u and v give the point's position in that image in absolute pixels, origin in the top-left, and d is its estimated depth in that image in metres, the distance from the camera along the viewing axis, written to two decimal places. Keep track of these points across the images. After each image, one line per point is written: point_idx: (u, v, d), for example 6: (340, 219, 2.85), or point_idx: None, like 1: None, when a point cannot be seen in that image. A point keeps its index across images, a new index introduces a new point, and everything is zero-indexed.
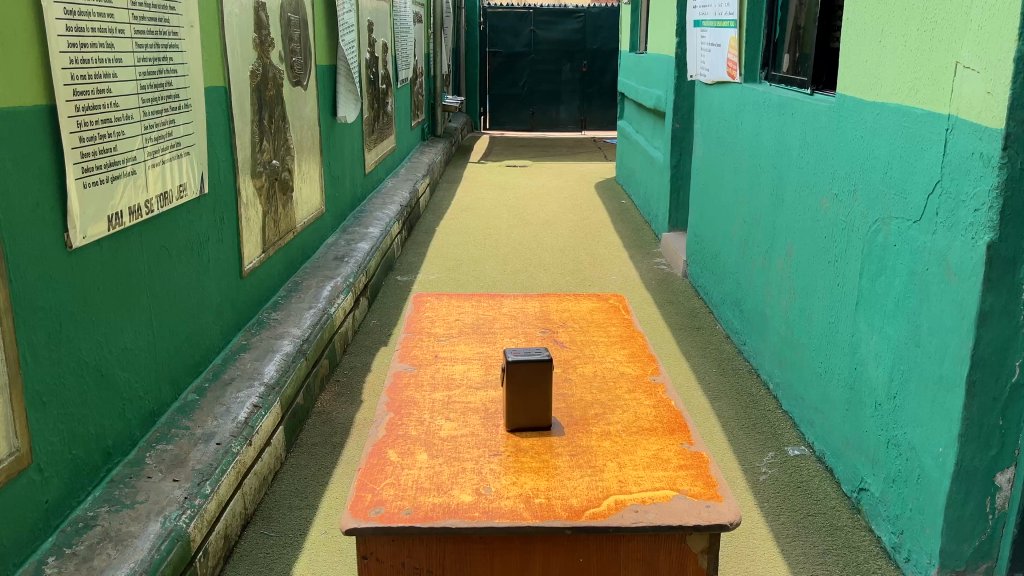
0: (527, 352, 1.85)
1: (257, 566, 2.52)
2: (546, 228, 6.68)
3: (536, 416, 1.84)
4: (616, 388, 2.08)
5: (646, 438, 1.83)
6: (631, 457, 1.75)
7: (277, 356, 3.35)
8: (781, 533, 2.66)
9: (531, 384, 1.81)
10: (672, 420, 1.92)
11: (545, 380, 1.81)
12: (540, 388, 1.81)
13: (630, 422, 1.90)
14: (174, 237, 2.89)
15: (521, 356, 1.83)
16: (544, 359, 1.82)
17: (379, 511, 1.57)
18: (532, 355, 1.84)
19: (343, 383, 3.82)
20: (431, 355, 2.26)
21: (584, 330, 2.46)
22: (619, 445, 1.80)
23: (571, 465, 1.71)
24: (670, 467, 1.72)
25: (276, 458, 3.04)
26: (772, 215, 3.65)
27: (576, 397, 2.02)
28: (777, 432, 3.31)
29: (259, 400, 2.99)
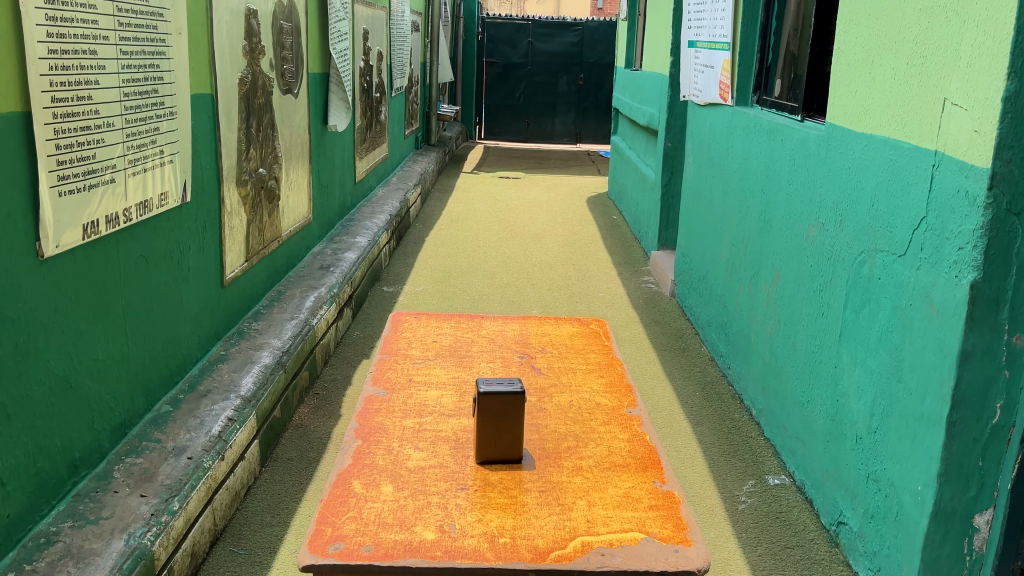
0: (501, 383, 1.82)
1: None
2: (536, 242, 6.66)
3: (507, 449, 1.81)
4: (592, 419, 2.05)
5: (618, 474, 1.80)
6: (602, 495, 1.72)
7: (256, 367, 3.31)
8: (757, 566, 2.63)
9: (503, 415, 1.78)
10: (646, 456, 1.89)
11: (517, 410, 1.78)
12: (512, 419, 1.78)
13: (603, 457, 1.88)
14: (153, 246, 2.86)
15: (494, 386, 1.81)
16: (517, 391, 1.80)
17: (337, 547, 1.53)
18: (505, 386, 1.81)
19: (322, 396, 3.78)
20: (406, 379, 2.23)
21: (563, 356, 2.44)
22: (591, 481, 1.77)
23: (540, 501, 1.68)
24: (642, 508, 1.68)
25: (249, 473, 2.99)
26: (759, 240, 3.63)
27: (552, 428, 1.99)
28: (758, 460, 3.28)
29: (234, 413, 2.95)
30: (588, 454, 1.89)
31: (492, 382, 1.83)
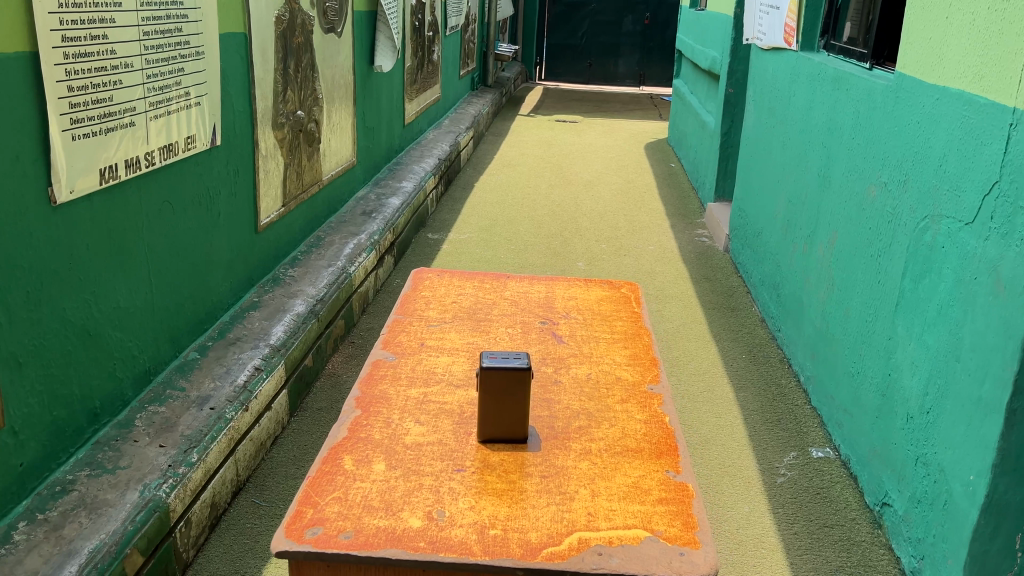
0: (503, 358, 1.71)
1: (243, 537, 2.46)
2: (588, 190, 6.47)
3: (510, 428, 1.71)
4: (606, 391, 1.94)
5: (629, 461, 1.68)
6: (608, 484, 1.61)
7: (288, 316, 3.27)
8: (791, 545, 2.50)
9: (512, 389, 1.67)
10: (662, 441, 1.76)
11: (521, 385, 1.67)
12: (517, 393, 1.67)
13: (615, 440, 1.76)
14: (180, 191, 2.80)
15: (498, 362, 1.68)
16: (523, 366, 1.67)
17: (315, 532, 1.45)
18: (511, 360, 1.70)
19: (358, 345, 3.73)
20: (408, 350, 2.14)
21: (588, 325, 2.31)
22: (599, 467, 1.67)
23: (537, 487, 1.59)
24: (651, 501, 1.57)
25: (277, 423, 2.96)
26: (817, 197, 3.40)
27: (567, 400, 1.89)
28: (803, 431, 3.13)
29: (261, 363, 2.92)
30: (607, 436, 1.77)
31: (494, 357, 1.71)
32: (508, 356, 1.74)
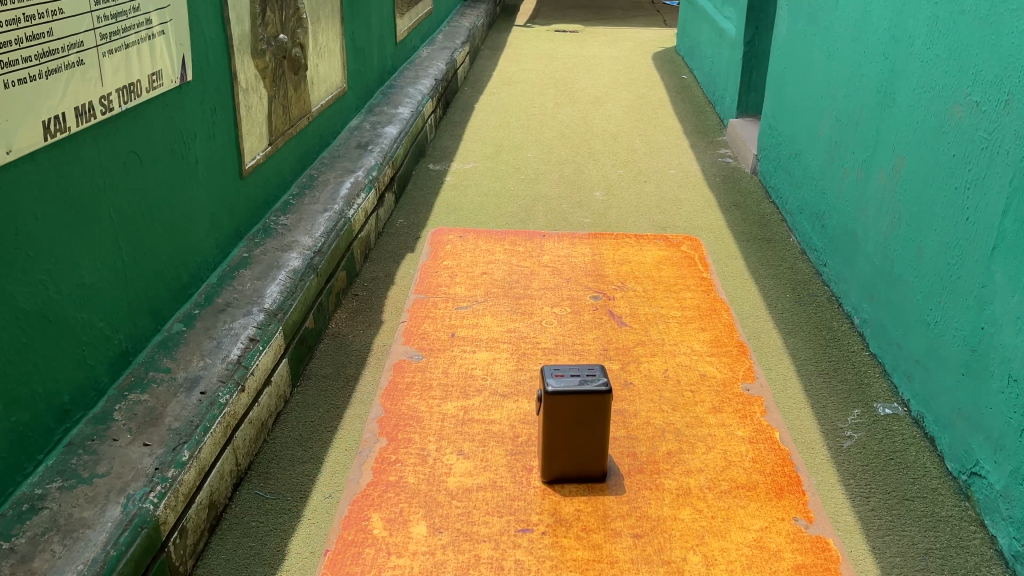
0: (571, 383, 2.16)
1: (248, 540, 2.16)
2: (598, 108, 6.00)
3: (579, 457, 2.24)
4: (699, 405, 2.63)
5: (747, 503, 2.23)
6: (724, 546, 2.08)
7: (283, 274, 2.90)
8: (870, 524, 2.21)
9: (587, 406, 2.16)
10: (778, 467, 2.36)
11: (602, 406, 2.16)
12: (598, 412, 2.17)
13: (719, 469, 2.35)
14: (149, 139, 2.40)
15: (569, 385, 2.16)
16: (603, 388, 2.15)
17: None
18: (584, 374, 2.21)
19: (362, 297, 3.37)
20: (446, 346, 2.95)
21: (644, 267, 3.53)
22: (711, 524, 2.15)
23: (630, 558, 2.03)
24: (784, 540, 2.11)
25: (278, 397, 2.63)
26: (877, 117, 3.01)
27: (665, 421, 2.55)
28: (864, 382, 2.81)
29: (256, 332, 2.57)
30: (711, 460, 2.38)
31: (565, 375, 2.21)
32: (580, 371, 2.22)
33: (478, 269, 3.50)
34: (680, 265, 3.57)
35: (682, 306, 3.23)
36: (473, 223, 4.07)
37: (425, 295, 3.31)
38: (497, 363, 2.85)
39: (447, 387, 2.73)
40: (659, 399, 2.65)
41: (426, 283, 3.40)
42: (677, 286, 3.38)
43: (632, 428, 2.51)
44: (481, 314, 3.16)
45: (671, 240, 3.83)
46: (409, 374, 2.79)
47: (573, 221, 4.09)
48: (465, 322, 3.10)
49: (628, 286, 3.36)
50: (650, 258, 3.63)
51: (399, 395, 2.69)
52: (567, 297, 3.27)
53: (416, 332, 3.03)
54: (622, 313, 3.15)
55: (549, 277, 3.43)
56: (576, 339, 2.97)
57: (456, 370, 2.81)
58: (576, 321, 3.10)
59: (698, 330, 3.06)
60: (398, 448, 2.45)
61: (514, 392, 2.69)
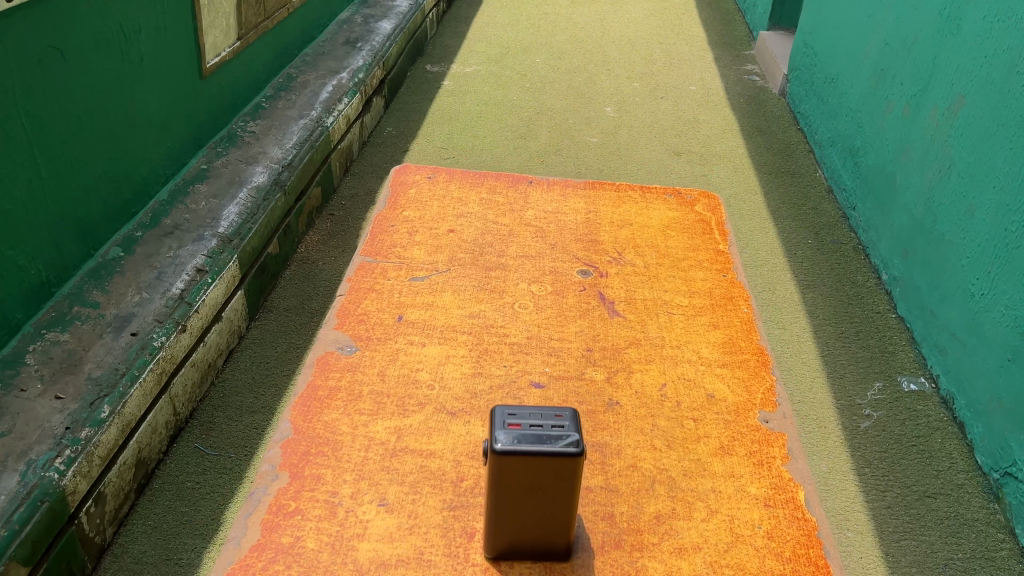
0: (528, 440, 1.36)
1: (179, 504, 1.91)
2: (617, 9, 5.49)
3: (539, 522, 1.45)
4: (700, 444, 1.75)
5: None
6: None
7: (244, 191, 2.56)
8: (884, 525, 1.95)
9: (549, 474, 1.37)
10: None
11: (571, 475, 1.38)
12: (564, 483, 1.39)
13: None
14: (75, 31, 2.03)
15: (526, 444, 1.36)
16: (574, 452, 1.36)
17: None
18: (551, 424, 1.39)
19: (338, 217, 3.03)
20: (391, 335, 1.99)
21: (647, 232, 2.46)
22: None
23: None
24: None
25: (230, 334, 2.34)
26: (937, 45, 2.61)
27: (656, 466, 1.69)
28: (888, 350, 2.51)
29: (205, 261, 2.26)
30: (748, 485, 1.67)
31: (525, 422, 1.39)
32: (547, 415, 1.41)
33: (450, 215, 2.47)
34: (693, 235, 2.46)
35: (691, 293, 2.22)
36: (467, 136, 3.68)
37: (372, 261, 2.24)
38: (449, 365, 1.92)
39: (381, 399, 1.82)
40: (650, 429, 1.78)
41: (377, 237, 2.35)
42: (685, 265, 2.34)
43: (611, 479, 1.66)
44: (437, 293, 2.15)
45: (683, 197, 2.66)
46: (335, 371, 1.88)
47: (579, 139, 3.71)
48: (415, 300, 2.12)
49: (626, 260, 2.34)
50: (656, 223, 2.52)
51: (316, 406, 1.78)
52: (550, 271, 2.26)
53: (354, 311, 2.05)
54: (615, 298, 2.18)
55: (530, 242, 2.38)
56: (553, 332, 2.04)
57: (397, 374, 1.89)
58: (555, 308, 2.13)
59: (708, 329, 2.08)
60: (299, 492, 1.59)
61: (466, 411, 1.80)
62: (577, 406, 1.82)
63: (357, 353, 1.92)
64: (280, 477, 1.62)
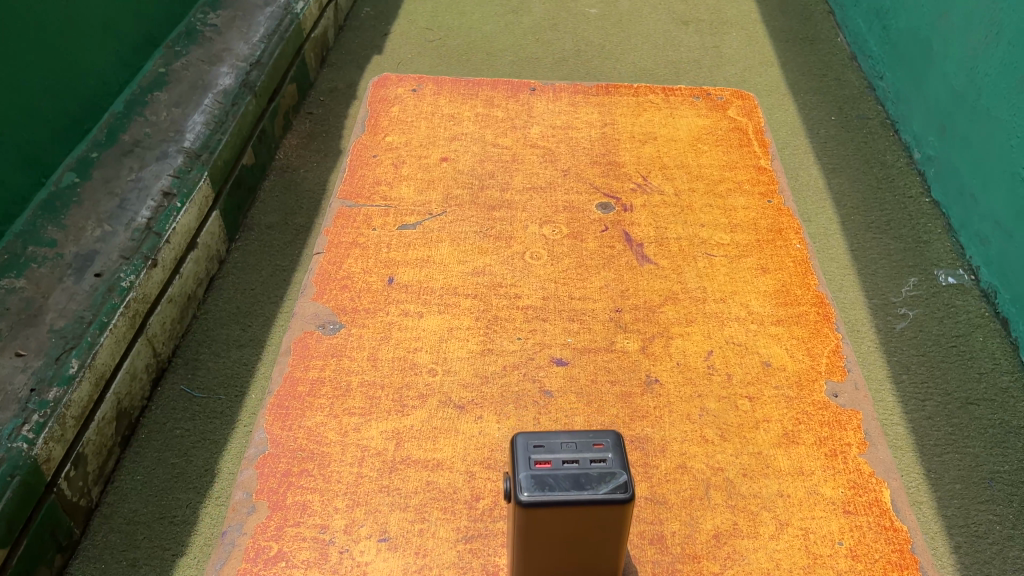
0: (564, 484, 1.23)
1: (169, 454, 1.78)
2: None
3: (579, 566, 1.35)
4: (759, 430, 1.78)
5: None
6: None
7: (210, 97, 2.29)
8: (925, 438, 1.82)
9: (594, 519, 1.26)
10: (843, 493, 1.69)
11: (616, 519, 1.26)
12: (609, 526, 1.27)
13: None
14: None
15: (565, 489, 1.23)
16: (621, 498, 1.23)
17: None
18: (588, 458, 1.26)
19: (317, 116, 2.74)
20: (381, 305, 2.03)
21: (675, 148, 2.51)
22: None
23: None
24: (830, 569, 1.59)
25: (208, 260, 2.14)
26: None
27: (708, 464, 1.71)
28: (922, 240, 2.32)
29: (173, 183, 2.03)
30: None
31: (558, 459, 1.26)
32: (585, 440, 1.28)
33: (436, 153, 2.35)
34: (724, 156, 2.50)
35: (732, 227, 2.27)
36: (453, 13, 3.33)
37: (353, 205, 2.31)
38: (452, 340, 1.94)
39: (373, 391, 1.85)
40: (699, 416, 1.80)
41: (355, 172, 2.42)
42: (723, 188, 2.40)
43: (658, 487, 1.67)
44: (435, 246, 2.18)
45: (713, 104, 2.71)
46: (319, 359, 1.91)
47: (576, 11, 3.37)
48: (406, 255, 2.15)
49: (652, 187, 2.37)
50: (683, 133, 2.56)
51: (298, 406, 1.82)
52: (564, 208, 2.29)
53: (336, 276, 2.11)
54: (643, 239, 2.20)
55: (539, 170, 2.42)
56: (576, 289, 2.06)
57: (392, 357, 1.91)
58: (573, 256, 2.14)
59: (756, 274, 2.12)
60: (282, 528, 1.62)
61: (477, 404, 1.82)
62: (606, 387, 1.85)
63: (341, 333, 1.96)
64: (257, 508, 1.65)
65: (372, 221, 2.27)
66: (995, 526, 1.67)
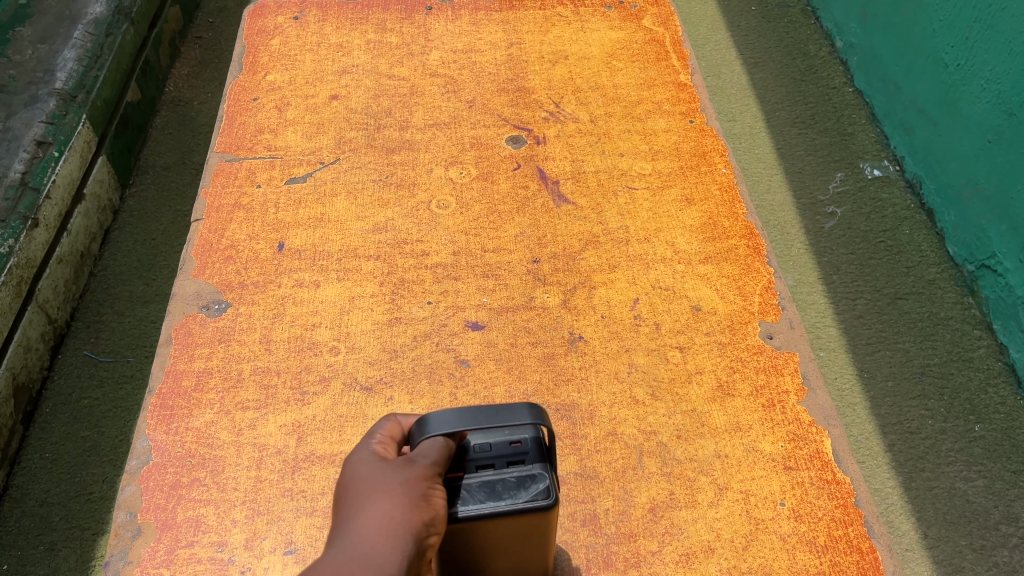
0: (478, 495, 0.88)
1: (77, 428, 1.67)
2: None
3: None
4: (693, 385, 1.24)
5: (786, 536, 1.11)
6: None
7: (78, 28, 2.04)
8: (856, 337, 1.84)
9: (512, 533, 0.91)
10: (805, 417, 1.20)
11: (540, 531, 0.92)
12: (531, 538, 0.93)
13: None
14: None
15: (478, 502, 0.88)
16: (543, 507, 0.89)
17: None
18: (505, 461, 0.91)
19: (207, 41, 2.51)
20: (269, 278, 1.36)
21: (590, 68, 1.73)
22: None
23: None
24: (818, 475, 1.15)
25: (101, 211, 1.98)
26: None
27: (642, 428, 1.19)
28: (847, 133, 2.27)
29: (46, 131, 1.83)
30: (787, 368, 1.26)
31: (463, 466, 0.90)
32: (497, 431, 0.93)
33: (332, 71, 1.71)
34: (645, 65, 1.74)
35: (655, 156, 1.57)
36: None
37: (234, 159, 1.54)
38: (356, 313, 1.31)
39: (269, 380, 1.24)
40: (627, 373, 1.25)
41: (236, 120, 1.61)
42: (641, 113, 1.65)
43: (588, 459, 1.16)
44: (328, 201, 1.47)
45: (625, 5, 1.88)
46: (203, 348, 1.27)
47: None
48: (298, 215, 1.45)
49: (567, 114, 1.64)
50: (597, 50, 1.77)
51: (183, 406, 1.21)
52: (471, 145, 1.58)
53: (218, 245, 1.40)
54: (561, 176, 1.52)
55: (439, 103, 1.66)
56: (487, 242, 1.42)
57: (287, 339, 1.28)
58: (484, 201, 1.48)
59: (682, 206, 1.48)
60: (174, 552, 1.07)
61: (390, 383, 1.23)
62: (529, 352, 1.27)
63: (228, 317, 1.31)
64: (146, 531, 1.09)
65: (255, 177, 1.51)
66: (927, 421, 1.71)
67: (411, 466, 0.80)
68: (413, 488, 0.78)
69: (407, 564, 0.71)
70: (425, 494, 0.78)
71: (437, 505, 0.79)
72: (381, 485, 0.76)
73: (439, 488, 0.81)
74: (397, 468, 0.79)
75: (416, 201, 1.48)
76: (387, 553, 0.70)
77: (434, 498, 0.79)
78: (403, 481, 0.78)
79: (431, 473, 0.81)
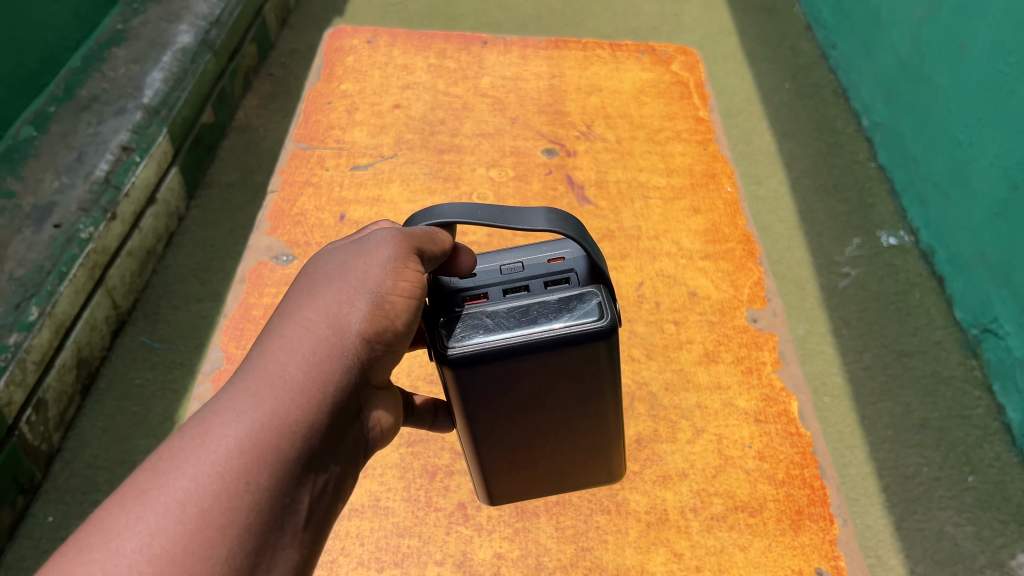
0: (518, 313, 1.09)
1: (129, 404, 1.82)
2: None
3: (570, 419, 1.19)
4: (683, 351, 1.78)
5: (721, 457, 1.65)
6: None
7: (167, 53, 2.27)
8: (861, 387, 1.93)
9: (565, 360, 1.10)
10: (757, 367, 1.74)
11: (593, 356, 1.10)
12: (583, 366, 1.11)
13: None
14: None
15: (516, 317, 1.08)
16: (599, 326, 1.07)
17: None
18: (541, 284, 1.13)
19: (278, 77, 2.73)
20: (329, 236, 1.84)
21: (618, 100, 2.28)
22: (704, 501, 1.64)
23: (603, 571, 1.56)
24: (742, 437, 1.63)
25: (169, 216, 2.16)
26: None
27: (634, 378, 1.73)
28: (867, 204, 2.41)
29: (131, 138, 2.03)
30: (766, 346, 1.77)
31: (498, 290, 1.13)
32: (540, 256, 1.17)
33: (396, 85, 2.28)
34: (669, 102, 2.25)
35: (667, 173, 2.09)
36: None
37: (307, 147, 2.09)
38: None
39: None
40: (628, 335, 1.83)
41: (317, 113, 2.20)
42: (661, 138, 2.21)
43: None
44: (385, 185, 2.00)
45: (658, 52, 2.48)
46: (269, 287, 1.76)
47: None
48: (358, 193, 1.99)
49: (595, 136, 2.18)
50: (628, 87, 2.33)
51: (250, 328, 1.69)
52: (510, 152, 2.13)
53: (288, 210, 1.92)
54: (584, 182, 2.06)
55: (485, 117, 2.20)
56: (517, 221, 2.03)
57: None
58: (518, 194, 2.05)
59: (688, 213, 2.02)
60: None
61: None
62: None
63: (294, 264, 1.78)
64: None
65: (324, 162, 2.05)
66: (922, 468, 1.79)
67: (371, 259, 1.02)
68: (367, 285, 1.01)
69: (313, 381, 0.93)
70: (378, 294, 1.01)
71: (388, 302, 1.02)
72: (327, 288, 1.00)
73: (408, 273, 1.04)
74: (354, 267, 1.02)
75: (459, 191, 1.99)
76: (297, 375, 0.92)
77: (388, 295, 1.02)
78: (352, 279, 1.01)
79: (396, 263, 1.03)
